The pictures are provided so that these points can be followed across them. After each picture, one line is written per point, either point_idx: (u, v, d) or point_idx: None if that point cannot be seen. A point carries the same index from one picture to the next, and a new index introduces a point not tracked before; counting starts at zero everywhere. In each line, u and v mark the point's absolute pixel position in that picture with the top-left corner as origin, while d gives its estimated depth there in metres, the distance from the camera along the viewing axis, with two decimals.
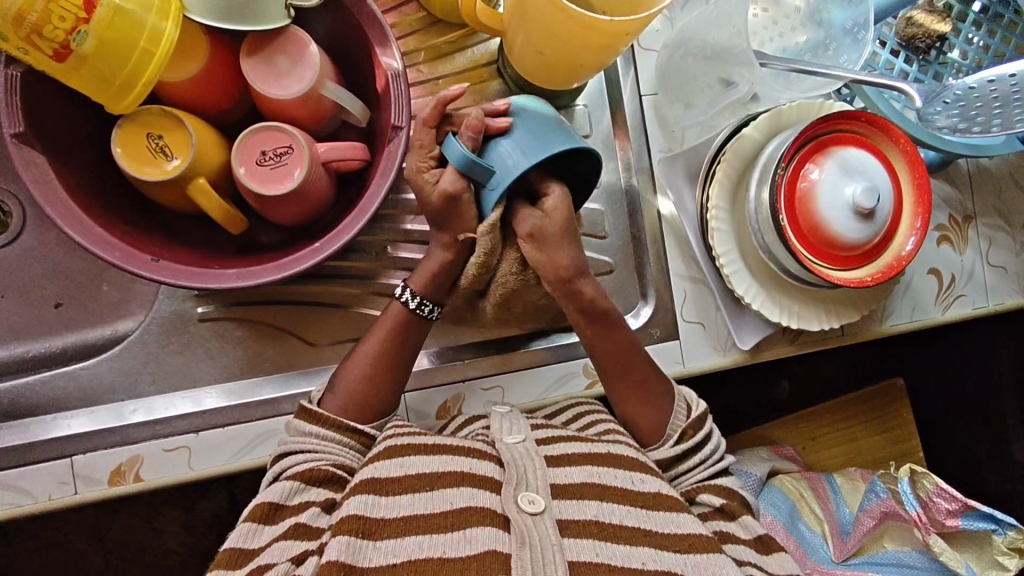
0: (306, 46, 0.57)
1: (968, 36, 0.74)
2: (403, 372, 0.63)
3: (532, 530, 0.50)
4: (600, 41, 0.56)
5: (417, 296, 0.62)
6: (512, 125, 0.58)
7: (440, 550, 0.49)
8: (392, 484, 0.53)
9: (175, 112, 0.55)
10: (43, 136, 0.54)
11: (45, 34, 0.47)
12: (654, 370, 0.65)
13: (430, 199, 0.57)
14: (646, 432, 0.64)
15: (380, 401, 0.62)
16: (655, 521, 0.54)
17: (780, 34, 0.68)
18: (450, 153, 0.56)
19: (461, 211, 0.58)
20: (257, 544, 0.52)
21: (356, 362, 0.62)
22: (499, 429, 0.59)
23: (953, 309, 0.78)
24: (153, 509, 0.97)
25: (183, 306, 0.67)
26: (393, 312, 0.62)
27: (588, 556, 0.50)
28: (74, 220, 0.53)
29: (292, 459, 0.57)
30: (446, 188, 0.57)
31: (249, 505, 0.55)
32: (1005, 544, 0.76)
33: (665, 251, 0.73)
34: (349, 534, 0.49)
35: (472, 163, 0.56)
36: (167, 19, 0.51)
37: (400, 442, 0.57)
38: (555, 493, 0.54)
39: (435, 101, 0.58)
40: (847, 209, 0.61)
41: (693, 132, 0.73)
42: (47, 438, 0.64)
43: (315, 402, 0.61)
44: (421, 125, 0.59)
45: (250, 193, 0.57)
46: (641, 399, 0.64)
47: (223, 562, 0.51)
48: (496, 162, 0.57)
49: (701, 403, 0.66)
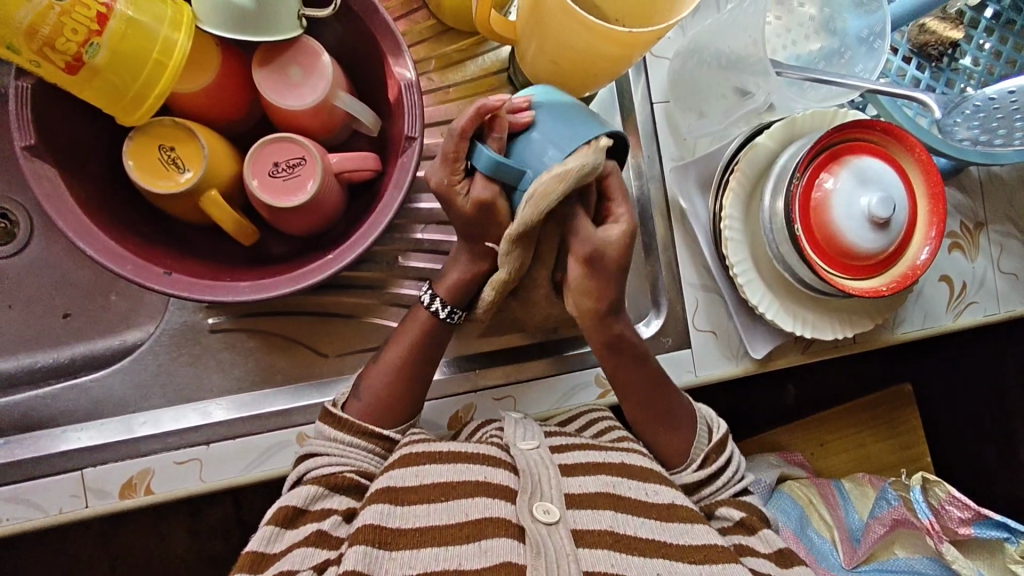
0: (320, 56, 0.56)
1: (980, 42, 0.74)
2: (429, 376, 0.63)
3: (547, 541, 0.50)
4: (616, 51, 0.56)
5: (446, 302, 0.62)
6: (537, 120, 0.54)
7: (456, 562, 0.49)
8: (410, 493, 0.53)
9: (186, 124, 0.54)
10: (54, 149, 0.53)
11: (58, 47, 0.46)
12: (672, 394, 0.64)
13: (462, 210, 0.55)
14: (664, 455, 0.64)
15: (406, 404, 0.61)
16: (670, 532, 0.54)
17: (794, 41, 0.68)
18: (479, 160, 0.53)
19: (496, 216, 0.55)
20: (275, 550, 0.52)
21: (381, 368, 0.61)
22: (513, 434, 0.58)
23: (965, 316, 0.78)
24: (160, 516, 0.96)
25: (193, 317, 0.67)
26: (419, 319, 0.62)
27: (603, 567, 0.50)
28: (84, 232, 0.52)
29: (313, 462, 0.57)
30: (479, 195, 0.54)
31: (270, 509, 0.55)
32: (1017, 553, 0.75)
33: (677, 259, 0.72)
34: (366, 544, 0.49)
35: (504, 170, 0.53)
36: (179, 30, 0.50)
37: (418, 450, 0.56)
38: (570, 503, 0.54)
39: (471, 110, 0.52)
40: (863, 218, 0.61)
41: (705, 141, 0.72)
42: (57, 450, 0.63)
43: (338, 406, 0.60)
44: (456, 137, 0.54)
45: (261, 204, 0.57)
46: (660, 424, 0.63)
47: (245, 565, 0.51)
48: (525, 163, 0.53)
49: (720, 423, 0.66)
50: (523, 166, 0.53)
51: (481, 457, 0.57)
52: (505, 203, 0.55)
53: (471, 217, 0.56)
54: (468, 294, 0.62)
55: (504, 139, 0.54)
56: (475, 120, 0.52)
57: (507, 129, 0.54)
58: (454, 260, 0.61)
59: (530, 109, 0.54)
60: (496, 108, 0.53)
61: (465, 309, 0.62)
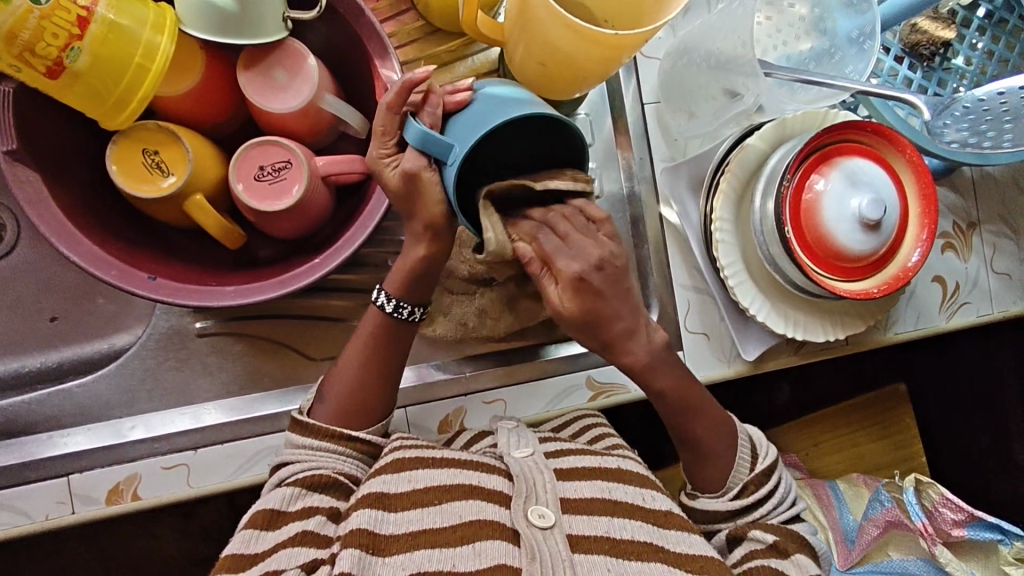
0: (305, 58, 0.56)
1: (973, 42, 0.74)
2: (396, 377, 0.62)
3: (543, 547, 0.49)
4: (603, 53, 0.55)
5: (392, 297, 0.59)
6: (472, 102, 0.51)
7: (450, 564, 0.49)
8: (403, 497, 0.53)
9: (170, 128, 0.54)
10: (37, 154, 0.52)
11: (38, 52, 0.46)
12: (716, 424, 0.62)
13: (391, 181, 0.53)
14: (706, 482, 0.63)
15: (372, 404, 0.61)
16: (668, 540, 0.53)
17: (784, 42, 0.68)
18: (407, 132, 0.50)
19: (424, 192, 0.52)
20: (258, 550, 0.52)
21: (342, 371, 0.61)
22: (506, 443, 0.58)
23: (958, 317, 0.77)
24: (152, 519, 0.96)
25: (180, 321, 0.67)
26: (371, 317, 0.60)
27: (600, 572, 0.49)
28: (68, 238, 0.52)
29: (288, 468, 0.57)
30: (406, 167, 0.51)
31: (249, 513, 0.54)
32: (1011, 554, 0.76)
33: (668, 261, 0.72)
34: (359, 547, 0.49)
35: (429, 141, 0.49)
36: (162, 33, 0.50)
37: (410, 455, 0.56)
38: (566, 508, 0.53)
39: (398, 83, 0.50)
40: (853, 220, 0.61)
41: (696, 143, 0.72)
42: (43, 456, 0.63)
43: (305, 413, 0.60)
44: (386, 110, 0.52)
45: (248, 208, 0.56)
46: (697, 457, 0.63)
47: (226, 567, 0.51)
48: (456, 138, 0.49)
49: (771, 452, 0.63)
50: (454, 141, 0.49)
51: (476, 464, 0.57)
52: (433, 177, 0.51)
53: (398, 188, 0.52)
54: (418, 289, 0.59)
55: (438, 116, 0.51)
56: (403, 95, 0.51)
57: (440, 106, 0.51)
58: (400, 255, 0.59)
59: (472, 93, 0.51)
60: (421, 81, 0.51)
61: (417, 305, 0.60)
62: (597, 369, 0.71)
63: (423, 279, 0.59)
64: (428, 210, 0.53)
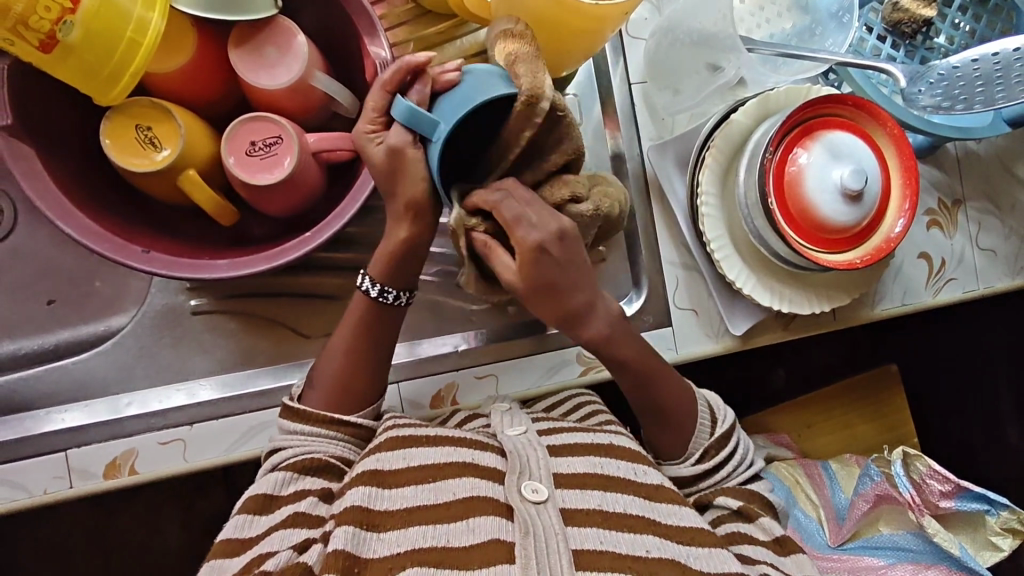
0: (295, 36, 0.57)
1: (954, 21, 0.75)
2: (384, 362, 0.62)
3: (536, 519, 0.49)
4: (579, 28, 0.57)
5: (377, 282, 0.59)
6: (461, 82, 0.50)
7: (445, 540, 0.49)
8: (395, 476, 0.53)
9: (162, 103, 0.55)
10: (32, 130, 0.54)
11: (31, 25, 0.47)
12: (680, 390, 0.64)
13: (374, 158, 0.53)
14: (670, 450, 0.64)
15: (361, 388, 0.61)
16: (658, 512, 0.54)
17: (767, 20, 0.69)
18: (395, 108, 0.50)
19: (406, 169, 0.52)
20: (251, 535, 0.53)
21: (330, 356, 0.61)
22: (500, 422, 0.59)
23: (944, 292, 0.78)
24: (151, 506, 0.96)
25: (175, 298, 0.68)
26: (357, 302, 0.61)
27: (592, 544, 0.49)
28: (64, 212, 0.53)
29: (278, 455, 0.58)
30: (391, 144, 0.51)
31: (243, 498, 0.55)
32: (998, 524, 0.77)
33: (656, 237, 0.73)
34: (354, 523, 0.49)
35: (415, 117, 0.49)
36: (153, 10, 0.51)
37: (404, 433, 0.56)
38: (559, 483, 0.53)
39: (396, 63, 0.52)
40: (835, 191, 0.62)
41: (682, 119, 0.73)
42: (42, 432, 0.64)
43: (295, 398, 0.61)
44: (381, 89, 0.52)
45: (239, 183, 0.57)
46: (660, 425, 0.64)
47: (222, 551, 0.52)
48: (445, 116, 0.50)
49: (728, 415, 0.65)
50: (442, 118, 0.50)
51: (470, 441, 0.57)
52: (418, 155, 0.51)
53: (382, 166, 0.53)
54: (401, 273, 0.59)
55: (426, 94, 0.52)
56: (400, 75, 0.52)
57: (430, 84, 0.52)
58: (384, 239, 0.59)
59: (460, 73, 0.51)
60: (423, 66, 0.52)
61: (403, 290, 0.60)
62: None
63: (406, 264, 0.59)
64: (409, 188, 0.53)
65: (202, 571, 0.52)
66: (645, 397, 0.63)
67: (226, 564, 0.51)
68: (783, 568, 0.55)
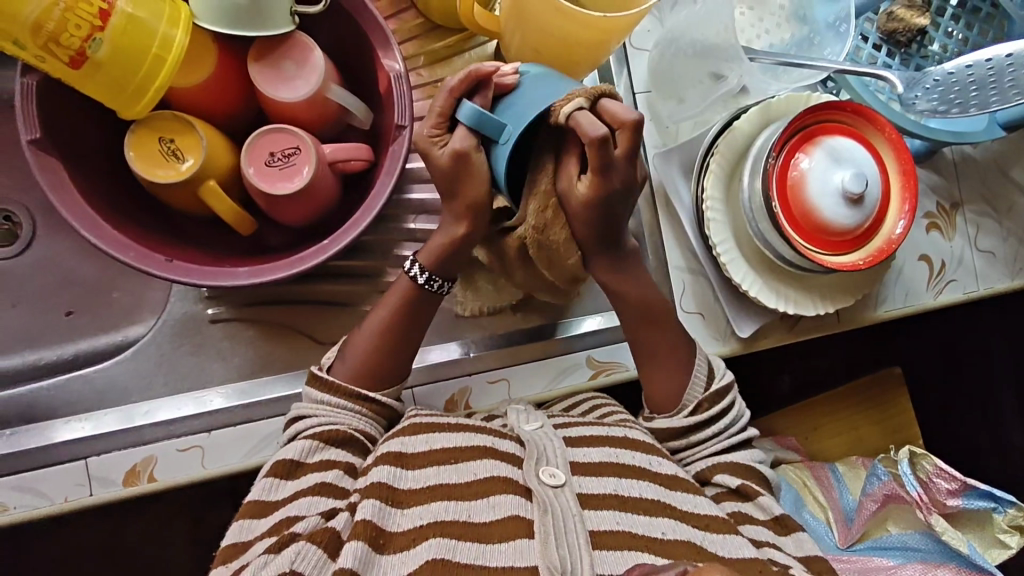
0: (311, 51, 0.59)
1: (947, 30, 0.77)
2: (411, 346, 0.63)
3: (555, 502, 0.49)
4: (592, 39, 0.59)
5: (425, 269, 0.61)
6: (521, 84, 0.54)
7: (465, 514, 0.49)
8: (418, 458, 0.54)
9: (186, 118, 0.57)
10: (59, 143, 0.55)
11: (62, 42, 0.48)
12: (674, 342, 0.65)
13: (440, 162, 0.54)
14: (663, 402, 0.64)
15: (389, 364, 0.62)
16: (674, 499, 0.54)
17: (766, 30, 0.72)
18: (462, 112, 0.52)
19: (471, 172, 0.54)
20: (277, 497, 0.53)
21: (364, 332, 0.62)
22: (516, 418, 0.59)
23: (945, 294, 0.79)
24: (163, 517, 0.97)
25: (194, 307, 0.69)
26: (402, 288, 0.62)
27: (608, 526, 0.50)
28: (89, 223, 0.55)
29: (305, 422, 0.58)
30: (455, 146, 0.53)
31: (269, 461, 0.55)
32: (1005, 522, 0.78)
33: (663, 242, 0.74)
34: (379, 498, 0.50)
35: (483, 120, 0.52)
36: (177, 26, 0.53)
37: (427, 421, 0.57)
38: (576, 470, 0.54)
39: (463, 71, 0.53)
40: (836, 195, 0.64)
41: (686, 127, 0.74)
42: (63, 439, 0.65)
43: (325, 369, 0.61)
44: (448, 94, 0.54)
45: (258, 192, 0.59)
46: (655, 366, 0.65)
47: (249, 513, 0.52)
48: (508, 120, 0.53)
49: (725, 374, 0.65)
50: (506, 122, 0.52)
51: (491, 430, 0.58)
52: (482, 159, 0.54)
53: (449, 169, 0.54)
54: (448, 264, 0.61)
55: (488, 97, 0.54)
56: (467, 84, 0.53)
57: (491, 89, 0.54)
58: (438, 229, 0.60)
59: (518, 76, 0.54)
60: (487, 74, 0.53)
61: (447, 279, 0.61)
62: (597, 349, 0.74)
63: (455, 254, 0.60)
64: (471, 188, 0.55)
65: (231, 529, 0.52)
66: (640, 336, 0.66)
67: (252, 526, 0.51)
68: (785, 549, 0.55)
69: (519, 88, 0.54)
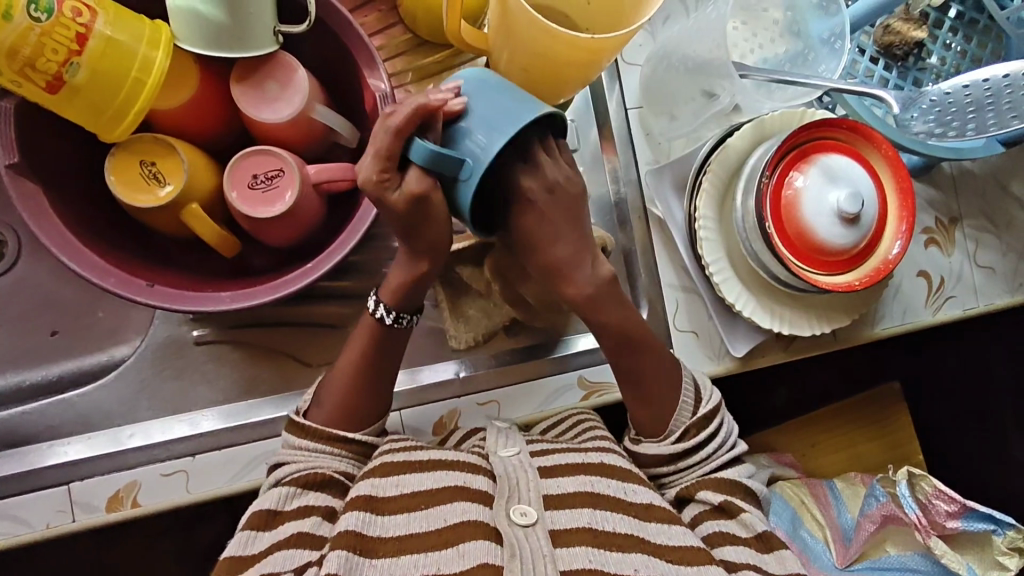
0: (295, 70, 0.58)
1: (945, 42, 0.76)
2: (384, 382, 0.61)
3: (524, 543, 0.49)
4: (586, 60, 0.58)
5: (390, 309, 0.59)
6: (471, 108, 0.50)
7: (435, 567, 0.48)
8: (389, 501, 0.52)
9: (168, 141, 0.56)
10: (38, 167, 0.54)
11: (38, 67, 0.48)
12: (661, 370, 0.63)
13: (395, 205, 0.52)
14: (649, 427, 0.63)
15: (363, 406, 0.60)
16: (647, 532, 0.53)
17: (760, 45, 0.70)
18: (415, 152, 0.49)
19: (430, 213, 0.53)
20: (255, 551, 0.52)
21: (336, 376, 0.60)
22: (495, 442, 0.58)
23: (944, 311, 0.78)
24: (154, 534, 0.96)
25: (178, 329, 0.68)
26: (366, 326, 0.60)
27: (580, 564, 0.49)
28: (69, 248, 0.54)
29: (285, 469, 0.57)
30: (412, 189, 0.51)
31: (248, 513, 0.54)
32: (1005, 544, 0.77)
33: (655, 260, 0.73)
34: (347, 548, 0.48)
35: (440, 160, 0.49)
36: (158, 49, 0.52)
37: (399, 458, 0.56)
38: (548, 505, 0.53)
39: (413, 105, 0.49)
40: (832, 215, 0.63)
41: (679, 144, 0.73)
42: (44, 465, 0.64)
43: (302, 414, 0.60)
44: (393, 133, 0.50)
45: (241, 216, 0.58)
46: (642, 399, 0.63)
47: (224, 570, 0.51)
48: (464, 152, 0.50)
49: (710, 394, 0.64)
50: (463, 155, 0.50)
51: (467, 464, 0.56)
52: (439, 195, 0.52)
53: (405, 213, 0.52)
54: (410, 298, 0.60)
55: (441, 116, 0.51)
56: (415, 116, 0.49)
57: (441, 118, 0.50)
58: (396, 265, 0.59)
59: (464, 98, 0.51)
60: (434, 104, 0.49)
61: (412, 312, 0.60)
62: (588, 369, 0.73)
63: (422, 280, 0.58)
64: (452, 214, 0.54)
65: None
66: (623, 372, 0.63)
67: None
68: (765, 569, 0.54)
69: (469, 111, 0.50)
